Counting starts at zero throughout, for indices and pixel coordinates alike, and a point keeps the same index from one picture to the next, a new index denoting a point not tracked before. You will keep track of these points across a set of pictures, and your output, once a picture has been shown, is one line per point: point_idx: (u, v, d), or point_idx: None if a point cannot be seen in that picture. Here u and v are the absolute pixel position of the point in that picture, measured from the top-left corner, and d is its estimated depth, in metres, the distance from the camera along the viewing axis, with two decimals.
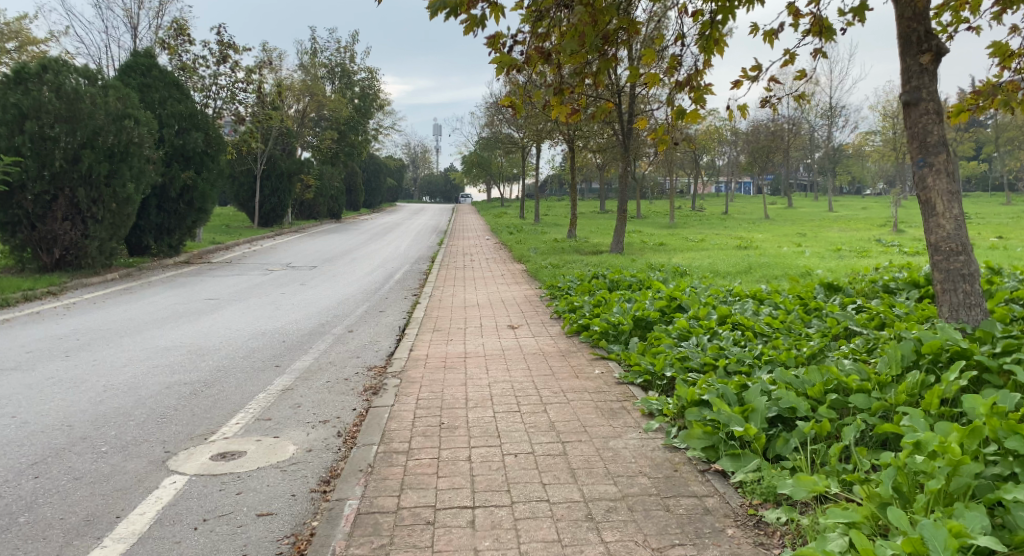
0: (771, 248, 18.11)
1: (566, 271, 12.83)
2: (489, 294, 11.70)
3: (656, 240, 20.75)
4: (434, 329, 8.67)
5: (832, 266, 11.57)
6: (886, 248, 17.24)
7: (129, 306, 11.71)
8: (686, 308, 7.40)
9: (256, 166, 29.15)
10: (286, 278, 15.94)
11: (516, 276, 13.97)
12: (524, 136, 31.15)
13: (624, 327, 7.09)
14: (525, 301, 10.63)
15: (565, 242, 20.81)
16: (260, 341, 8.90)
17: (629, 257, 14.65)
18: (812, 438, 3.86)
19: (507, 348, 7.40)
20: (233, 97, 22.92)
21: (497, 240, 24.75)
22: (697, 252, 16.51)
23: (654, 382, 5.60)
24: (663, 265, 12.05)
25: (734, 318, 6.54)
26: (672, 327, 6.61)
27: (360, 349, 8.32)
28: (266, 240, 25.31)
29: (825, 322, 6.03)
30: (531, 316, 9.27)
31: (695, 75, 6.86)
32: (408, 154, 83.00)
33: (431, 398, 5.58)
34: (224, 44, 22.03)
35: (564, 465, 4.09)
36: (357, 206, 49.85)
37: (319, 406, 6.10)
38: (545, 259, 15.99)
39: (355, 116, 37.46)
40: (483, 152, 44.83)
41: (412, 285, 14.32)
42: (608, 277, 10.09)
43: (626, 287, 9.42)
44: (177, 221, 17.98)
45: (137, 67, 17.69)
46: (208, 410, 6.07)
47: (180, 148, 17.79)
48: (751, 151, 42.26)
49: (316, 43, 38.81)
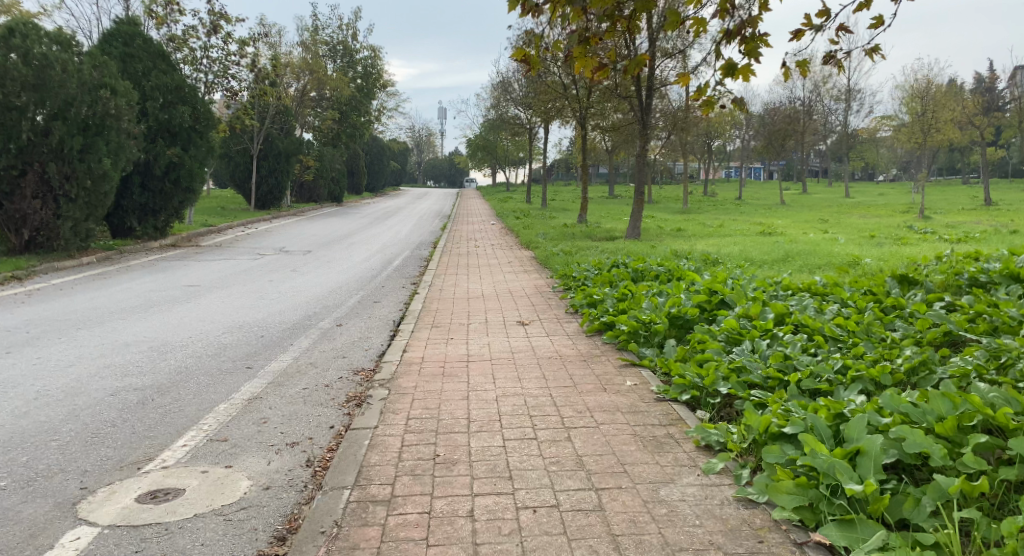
0: (797, 233, 16.87)
1: (580, 259, 11.71)
2: (495, 284, 10.56)
3: (673, 226, 19.56)
4: (433, 325, 7.55)
5: (880, 254, 10.43)
6: (925, 235, 15.95)
7: (98, 294, 10.57)
8: (731, 305, 6.29)
9: (253, 146, 28.01)
10: (277, 263, 14.81)
11: (524, 264, 12.84)
12: (531, 117, 29.92)
13: (658, 327, 6.01)
14: (535, 292, 9.51)
15: (575, 227, 19.66)
16: (235, 337, 7.76)
17: (648, 243, 13.52)
18: (957, 499, 2.75)
19: (518, 350, 6.28)
20: (226, 71, 21.77)
21: (503, 225, 23.48)
22: (719, 238, 15.34)
23: (706, 401, 4.52)
24: (689, 252, 10.90)
25: (796, 318, 5.44)
26: (719, 331, 5.51)
27: (347, 349, 7.16)
28: (261, 223, 24.23)
29: (913, 324, 4.92)
30: (544, 310, 8.13)
31: (749, 22, 5.71)
32: (412, 137, 81.61)
33: (424, 418, 4.44)
34: (215, 15, 20.85)
35: (602, 531, 2.97)
36: (359, 189, 48.71)
37: (290, 423, 4.98)
38: (556, 245, 14.85)
39: (356, 96, 36.25)
40: (489, 135, 43.62)
41: (411, 273, 13.20)
42: (630, 267, 8.94)
43: (655, 277, 8.27)
44: (162, 201, 16.92)
45: (119, 36, 16.50)
46: (152, 427, 4.93)
47: (165, 123, 16.70)
48: (767, 135, 40.91)
49: (317, 20, 37.51)
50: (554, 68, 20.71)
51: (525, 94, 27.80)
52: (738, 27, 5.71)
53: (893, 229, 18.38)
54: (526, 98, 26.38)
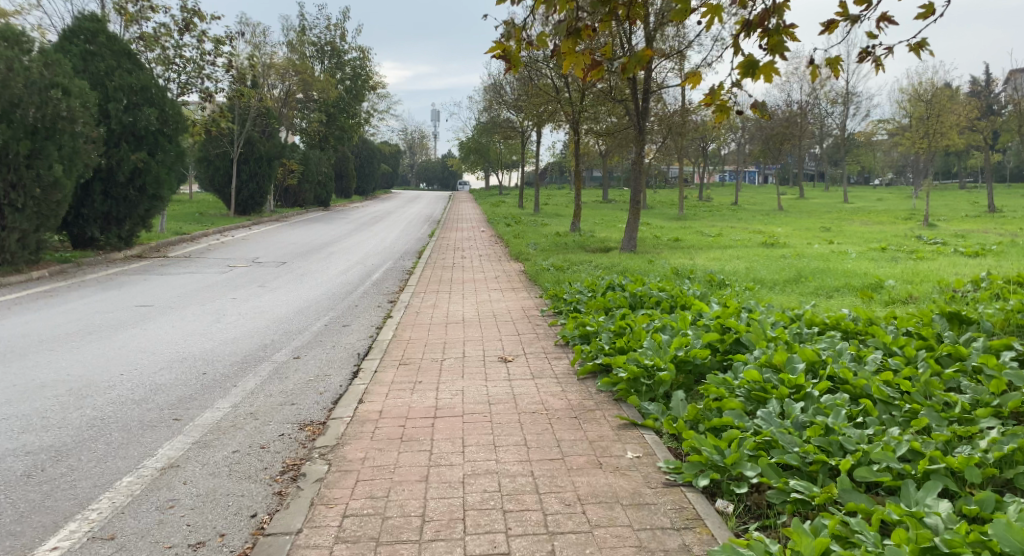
0: (803, 245, 15.98)
1: (572, 275, 10.72)
2: (477, 305, 9.50)
3: (670, 236, 18.59)
4: (400, 363, 6.50)
5: (899, 274, 9.45)
6: (938, 247, 15.06)
7: (37, 315, 9.50)
8: (750, 347, 5.29)
9: (233, 148, 26.93)
10: (246, 277, 13.78)
11: (512, 280, 11.83)
12: (522, 119, 28.92)
13: (663, 375, 4.99)
14: (521, 317, 8.49)
15: (568, 236, 18.70)
16: (174, 374, 6.72)
17: (645, 257, 12.57)
18: None
19: (496, 400, 5.26)
20: (200, 71, 20.81)
21: (493, 233, 22.51)
22: (721, 251, 14.38)
23: (729, 488, 3.55)
24: (691, 270, 9.92)
25: (832, 371, 4.45)
26: (738, 385, 4.52)
27: (298, 393, 6.14)
28: (238, 230, 23.16)
29: (984, 385, 3.95)
30: (529, 343, 7.09)
31: (774, 10, 4.76)
32: (404, 140, 80.55)
33: (366, 517, 3.43)
34: (188, 11, 19.92)
35: None
36: (348, 193, 47.63)
37: (203, 507, 3.94)
38: (547, 258, 13.87)
39: (344, 97, 35.14)
40: (480, 138, 42.62)
41: (389, 289, 12.21)
42: (628, 289, 7.93)
43: (656, 305, 7.25)
44: (127, 210, 15.86)
45: (81, 32, 15.51)
46: (23, 510, 3.88)
47: (129, 126, 15.68)
48: (764, 139, 40.08)
49: (304, 20, 36.49)
50: (546, 70, 19.78)
51: (516, 97, 26.88)
52: (762, 16, 4.76)
53: (900, 240, 17.52)
54: (518, 101, 25.42)
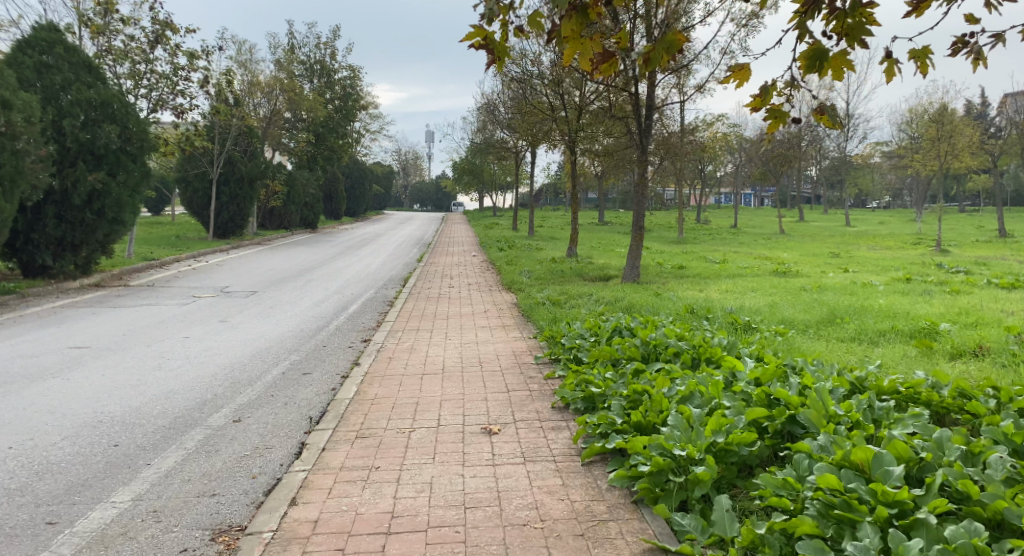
0: (819, 275, 14.76)
1: (571, 313, 9.44)
2: (461, 349, 8.16)
3: (674, 263, 17.32)
4: (357, 436, 5.14)
5: (946, 314, 8.20)
6: (967, 276, 13.80)
7: None
8: (811, 429, 3.98)
9: (212, 169, 25.70)
10: (208, 311, 12.48)
11: (502, 315, 10.53)
12: (516, 140, 27.77)
13: (699, 473, 3.69)
14: (512, 366, 7.17)
15: (564, 263, 17.45)
16: (78, 445, 5.43)
17: (649, 289, 11.33)
18: None
19: (473, 500, 3.97)
20: (173, 87, 19.66)
21: (486, 258, 21.25)
22: (731, 282, 13.12)
23: None
24: (707, 307, 8.66)
25: (945, 478, 3.21)
26: (811, 495, 3.25)
27: (224, 478, 4.82)
28: (213, 255, 21.83)
29: None
30: (521, 405, 5.76)
31: None
32: (397, 160, 79.53)
33: None
34: (160, 23, 18.77)
35: None
36: (338, 214, 46.35)
37: None
38: (542, 289, 12.63)
39: (334, 117, 33.95)
40: (474, 159, 41.46)
41: (365, 324, 10.93)
42: (638, 335, 6.61)
43: (675, 358, 5.93)
44: (83, 234, 14.59)
45: (36, 43, 14.26)
46: None
47: (87, 144, 14.52)
48: (765, 160, 39.01)
49: (293, 38, 35.49)
50: (540, 87, 18.66)
51: (509, 116, 25.76)
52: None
53: (921, 268, 16.32)
54: (511, 120, 24.26)
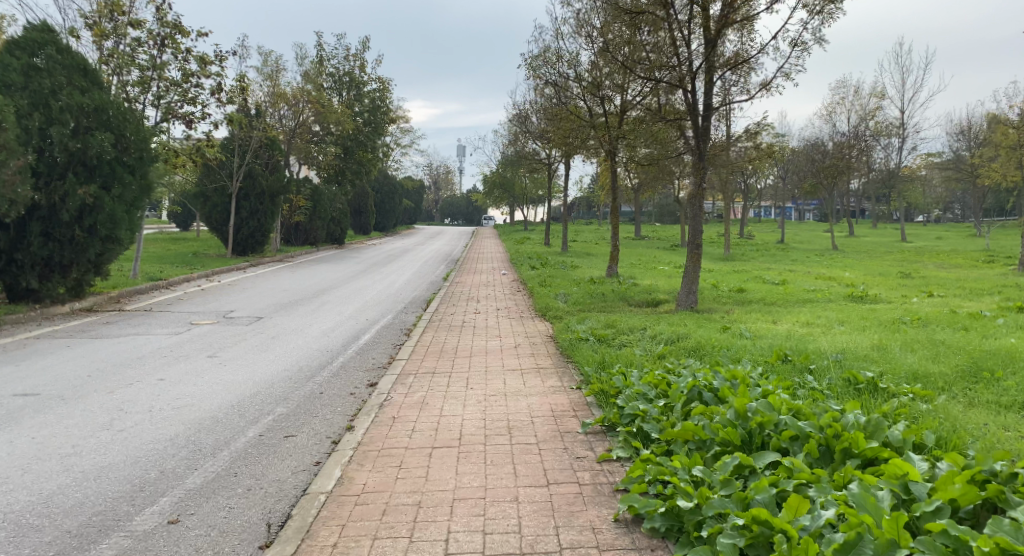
0: (904, 302, 12.68)
1: (624, 354, 7.56)
2: (486, 405, 6.34)
3: (732, 285, 15.33)
4: None
5: None
6: None
7: None
8: None
9: (231, 182, 24.35)
10: (199, 341, 10.90)
11: (538, 352, 8.71)
12: (549, 151, 25.92)
13: None
14: (552, 437, 5.32)
15: (606, 284, 15.58)
16: None
17: (713, 322, 9.47)
18: None
19: None
20: (183, 95, 18.30)
21: (517, 277, 19.46)
22: (806, 309, 11.12)
23: None
24: (800, 351, 6.74)
25: None
26: None
27: None
28: (225, 274, 20.37)
29: None
30: (568, 514, 3.97)
31: None
32: (429, 173, 78.10)
33: None
34: (169, 26, 17.39)
35: None
36: (366, 229, 44.78)
37: None
38: (583, 319, 10.82)
39: (361, 129, 32.48)
40: (507, 172, 39.60)
41: (375, 363, 9.19)
42: (730, 400, 4.71)
43: (792, 443, 4.11)
44: (72, 254, 13.18)
45: (27, 44, 12.71)
46: None
47: (79, 154, 13.09)
48: (814, 172, 36.52)
49: (321, 49, 34.22)
50: (579, 90, 16.91)
51: (542, 125, 23.97)
52: None
53: (1017, 291, 14.08)
54: (545, 129, 22.40)
